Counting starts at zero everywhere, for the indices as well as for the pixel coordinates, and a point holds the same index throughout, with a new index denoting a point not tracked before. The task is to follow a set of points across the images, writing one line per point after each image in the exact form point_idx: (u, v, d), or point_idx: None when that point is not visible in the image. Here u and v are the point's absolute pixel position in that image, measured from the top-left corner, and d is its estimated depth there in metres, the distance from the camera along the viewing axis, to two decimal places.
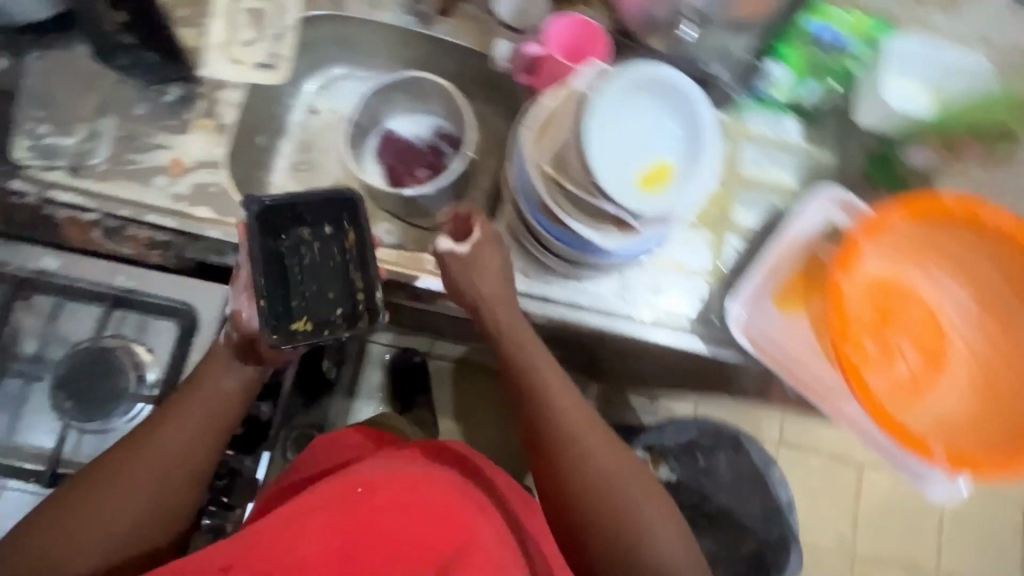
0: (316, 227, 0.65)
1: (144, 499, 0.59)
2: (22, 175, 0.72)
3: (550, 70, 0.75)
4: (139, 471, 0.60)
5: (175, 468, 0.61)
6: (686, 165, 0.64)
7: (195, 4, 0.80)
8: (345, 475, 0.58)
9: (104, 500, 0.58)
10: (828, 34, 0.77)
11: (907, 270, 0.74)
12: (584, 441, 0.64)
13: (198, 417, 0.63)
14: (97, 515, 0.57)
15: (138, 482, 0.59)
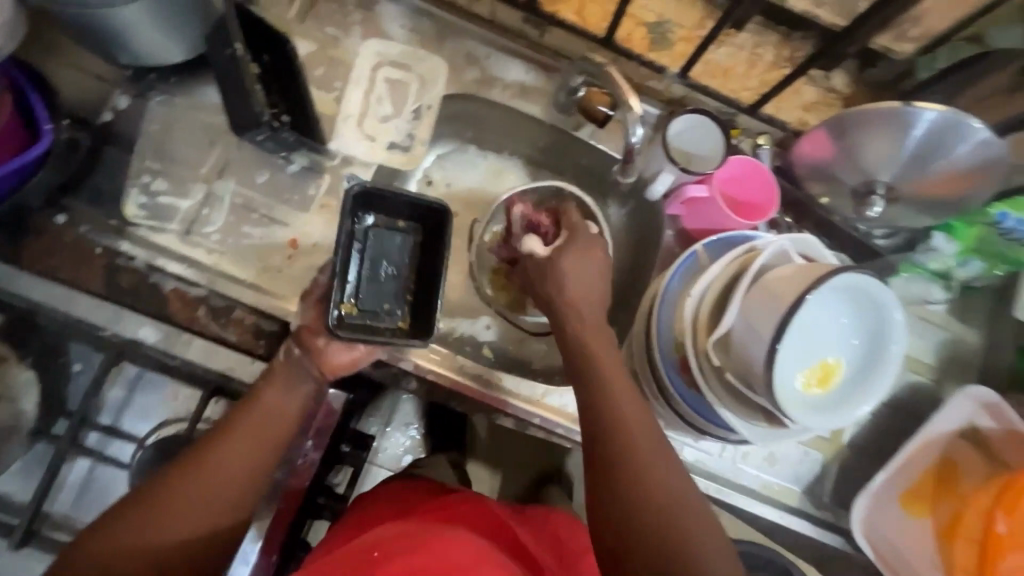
0: (389, 219, 0.62)
1: (223, 498, 0.52)
2: (131, 236, 0.67)
3: (706, 211, 0.70)
4: (228, 458, 0.53)
5: (258, 464, 0.54)
6: (860, 370, 0.58)
7: (334, 72, 0.74)
8: (364, 538, 0.48)
9: (177, 508, 0.50)
10: (1014, 225, 0.69)
11: None
12: (673, 490, 0.50)
13: (287, 410, 0.57)
14: (168, 527, 0.49)
15: (216, 477, 0.52)
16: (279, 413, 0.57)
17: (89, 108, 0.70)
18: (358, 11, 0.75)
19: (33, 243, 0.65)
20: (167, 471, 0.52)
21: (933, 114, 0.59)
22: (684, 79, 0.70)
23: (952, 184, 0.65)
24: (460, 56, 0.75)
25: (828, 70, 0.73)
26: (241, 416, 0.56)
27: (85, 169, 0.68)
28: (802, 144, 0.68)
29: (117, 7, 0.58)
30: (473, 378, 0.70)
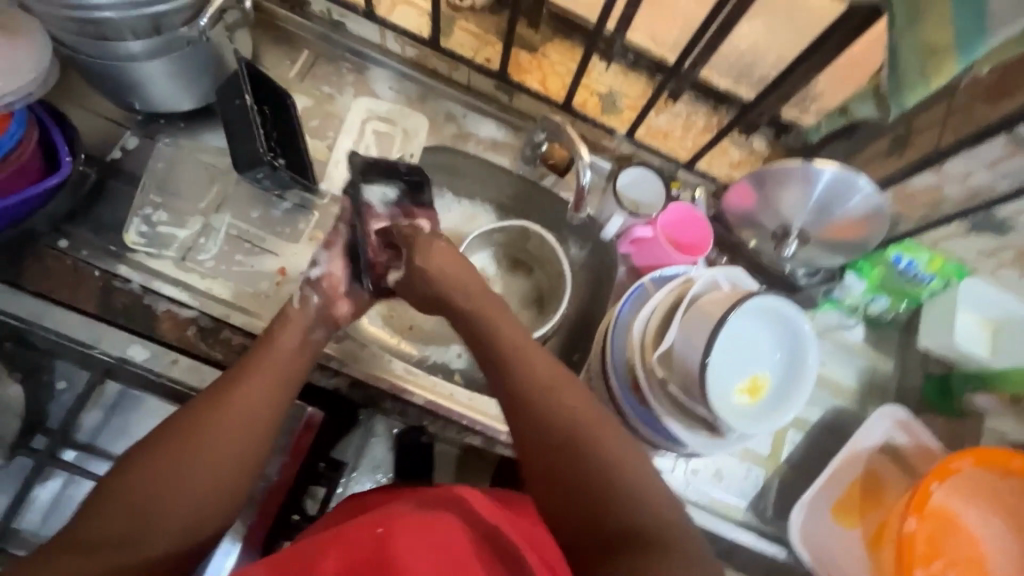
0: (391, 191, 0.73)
1: (247, 437, 0.54)
2: (129, 261, 0.73)
3: (652, 250, 0.80)
4: (251, 398, 0.55)
5: (277, 403, 0.57)
6: (784, 380, 0.67)
7: (329, 124, 0.84)
8: (370, 515, 0.52)
9: (203, 449, 0.51)
10: (908, 266, 0.81)
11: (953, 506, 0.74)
12: (610, 453, 0.51)
13: (297, 354, 0.61)
14: (197, 467, 0.51)
15: (240, 417, 0.54)
16: (290, 356, 0.61)
17: (99, 145, 0.77)
18: (351, 73, 0.86)
19: (32, 266, 0.70)
20: (188, 418, 0.53)
21: (828, 171, 0.71)
22: (631, 138, 0.84)
23: (850, 229, 0.77)
24: (440, 114, 0.87)
25: (749, 135, 0.85)
26: (255, 359, 0.58)
27: (90, 199, 0.74)
28: (731, 196, 0.81)
29: (142, 62, 0.67)
30: (448, 397, 0.77)
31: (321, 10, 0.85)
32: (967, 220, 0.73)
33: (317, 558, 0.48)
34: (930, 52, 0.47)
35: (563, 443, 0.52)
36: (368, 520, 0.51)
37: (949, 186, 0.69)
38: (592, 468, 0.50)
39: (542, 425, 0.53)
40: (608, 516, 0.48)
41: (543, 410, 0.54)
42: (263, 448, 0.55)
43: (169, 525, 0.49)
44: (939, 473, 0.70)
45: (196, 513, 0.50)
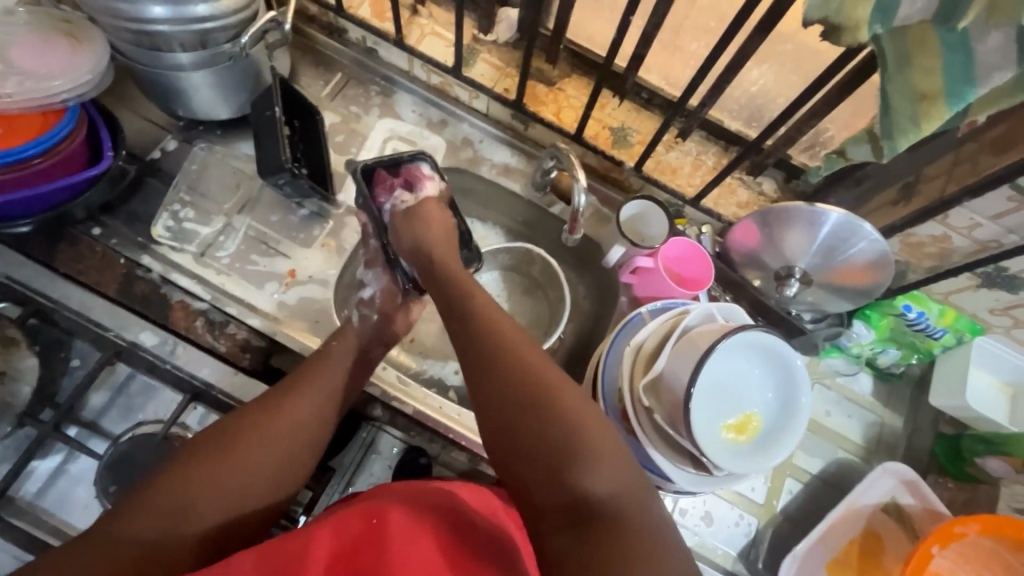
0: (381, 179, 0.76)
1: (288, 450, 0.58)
2: (153, 252, 0.78)
3: (652, 282, 0.80)
4: (298, 412, 0.60)
5: (320, 417, 0.62)
6: (775, 422, 0.66)
7: (351, 140, 0.89)
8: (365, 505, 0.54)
9: (242, 457, 0.56)
10: (918, 318, 0.78)
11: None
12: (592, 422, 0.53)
13: (341, 371, 0.67)
14: (231, 470, 0.55)
15: (285, 430, 0.59)
16: (337, 376, 0.66)
17: (141, 145, 0.83)
18: (379, 96, 0.92)
19: (65, 249, 0.75)
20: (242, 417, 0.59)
21: (835, 214, 0.71)
22: (639, 172, 0.86)
23: (857, 275, 0.77)
24: (458, 138, 0.91)
25: (758, 177, 0.85)
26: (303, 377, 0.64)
27: (125, 192, 0.79)
28: (735, 234, 0.81)
29: (187, 71, 0.74)
30: (436, 409, 0.78)
31: (357, 37, 0.91)
32: (977, 273, 0.71)
33: (310, 537, 0.50)
34: (921, 98, 0.48)
35: (532, 415, 0.53)
36: (365, 505, 0.53)
37: (955, 236, 0.69)
38: (566, 436, 0.51)
39: (519, 399, 0.54)
40: (580, 483, 0.49)
41: (517, 386, 0.54)
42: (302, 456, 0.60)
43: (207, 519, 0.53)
44: (941, 535, 0.67)
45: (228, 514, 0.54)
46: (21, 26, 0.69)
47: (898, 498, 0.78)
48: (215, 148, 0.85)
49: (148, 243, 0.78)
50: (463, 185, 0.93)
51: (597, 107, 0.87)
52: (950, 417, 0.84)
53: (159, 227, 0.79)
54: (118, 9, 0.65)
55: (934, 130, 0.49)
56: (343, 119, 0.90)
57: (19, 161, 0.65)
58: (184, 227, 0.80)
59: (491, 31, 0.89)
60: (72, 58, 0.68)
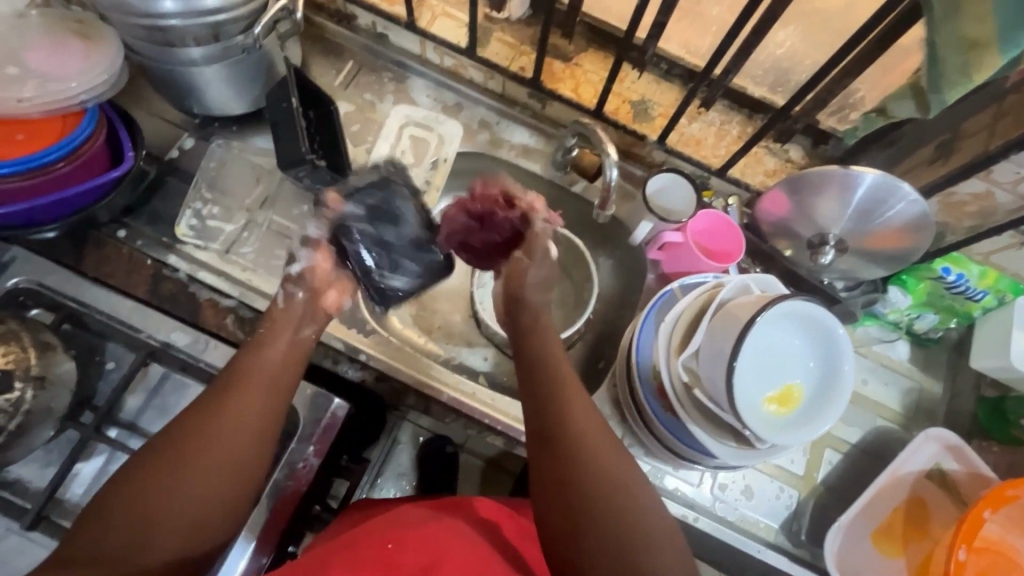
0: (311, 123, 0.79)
1: (236, 461, 0.54)
2: (178, 251, 0.78)
3: (681, 256, 0.79)
4: (237, 414, 0.55)
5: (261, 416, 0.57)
6: (819, 391, 0.64)
7: (367, 127, 0.88)
8: (375, 532, 0.59)
9: (190, 461, 0.52)
10: (957, 280, 0.77)
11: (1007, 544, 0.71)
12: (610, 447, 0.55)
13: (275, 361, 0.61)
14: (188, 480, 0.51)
15: (231, 430, 0.54)
16: (271, 367, 0.61)
17: (159, 145, 0.83)
18: (392, 82, 0.90)
19: (91, 254, 0.76)
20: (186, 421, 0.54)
21: (870, 176, 0.69)
22: (662, 145, 0.84)
23: (894, 239, 0.75)
24: (474, 121, 0.90)
25: (785, 144, 0.83)
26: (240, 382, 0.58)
27: (147, 194, 0.79)
28: (763, 204, 0.79)
29: (200, 67, 0.73)
30: (469, 394, 0.78)
31: (367, 23, 0.89)
32: (1021, 230, 0.68)
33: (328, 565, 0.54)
34: (972, 46, 0.45)
35: (573, 467, 0.53)
36: (377, 533, 0.58)
37: (998, 192, 0.66)
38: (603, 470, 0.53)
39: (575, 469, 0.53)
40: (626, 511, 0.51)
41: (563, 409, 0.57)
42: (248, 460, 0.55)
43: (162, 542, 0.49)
44: (993, 499, 0.65)
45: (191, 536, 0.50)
46: (34, 28, 0.68)
47: (943, 467, 0.76)
48: (230, 143, 0.84)
49: (174, 244, 0.78)
50: (482, 168, 0.91)
51: (616, 81, 0.85)
52: (992, 380, 0.82)
53: (180, 225, 0.79)
54: (130, 6, 0.64)
55: (987, 81, 0.47)
56: (358, 108, 0.88)
57: (43, 166, 0.65)
58: (207, 224, 0.80)
59: (503, 8, 0.86)
60: (86, 60, 0.67)
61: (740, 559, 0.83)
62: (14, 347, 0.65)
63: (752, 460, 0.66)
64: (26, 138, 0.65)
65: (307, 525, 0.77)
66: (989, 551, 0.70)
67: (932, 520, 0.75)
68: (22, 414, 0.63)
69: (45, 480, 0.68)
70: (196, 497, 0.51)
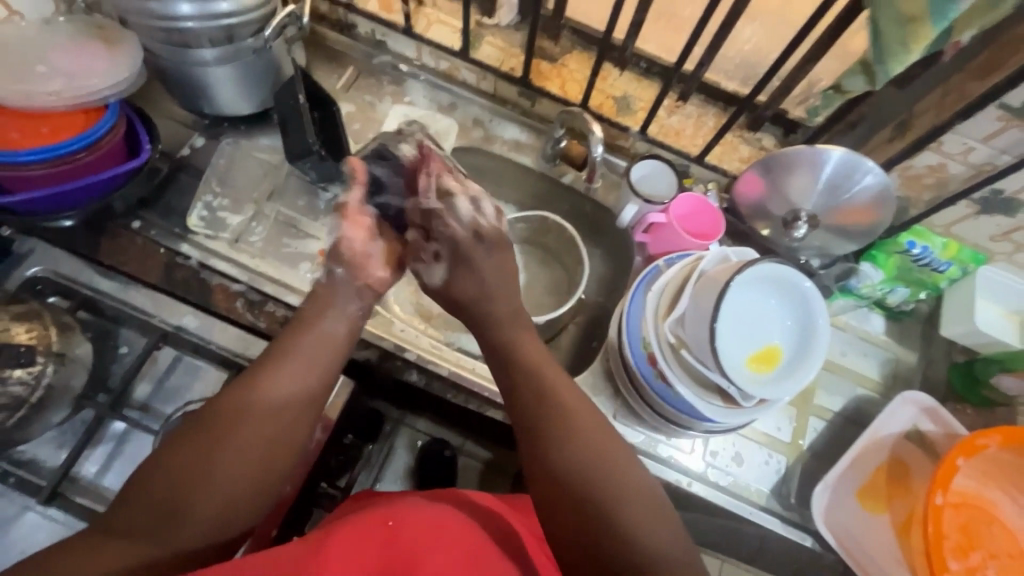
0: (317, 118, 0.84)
1: (277, 434, 0.55)
2: (191, 241, 0.82)
3: (666, 236, 0.84)
4: (281, 392, 0.57)
5: (304, 396, 0.58)
6: (797, 350, 0.69)
7: (368, 126, 0.94)
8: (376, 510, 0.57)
9: (235, 437, 0.53)
10: (922, 253, 0.82)
11: (980, 496, 0.75)
12: (581, 420, 0.57)
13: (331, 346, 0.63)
14: (230, 456, 0.52)
15: (271, 411, 0.56)
16: (317, 351, 0.62)
17: (170, 144, 0.88)
18: (391, 85, 0.96)
19: (106, 244, 0.80)
20: (235, 390, 0.56)
21: (835, 154, 0.75)
22: (644, 137, 0.90)
23: (861, 214, 0.80)
24: (468, 119, 0.96)
25: (758, 133, 0.90)
26: (286, 357, 0.60)
27: (159, 189, 0.84)
28: (739, 186, 0.85)
29: (212, 67, 0.79)
30: (471, 370, 0.82)
31: (367, 31, 0.96)
32: (976, 199, 0.74)
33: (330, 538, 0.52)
34: (908, 20, 0.51)
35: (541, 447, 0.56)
36: (377, 510, 0.57)
37: (951, 164, 0.71)
38: (581, 453, 0.54)
39: (538, 440, 0.56)
40: (593, 503, 0.51)
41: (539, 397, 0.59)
42: (293, 442, 0.56)
43: (203, 511, 0.50)
44: (965, 449, 0.69)
45: (229, 510, 0.52)
46: (59, 32, 0.73)
47: (919, 428, 0.80)
48: (239, 142, 0.89)
49: (186, 234, 0.82)
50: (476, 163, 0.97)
51: (600, 79, 0.92)
52: (962, 347, 0.87)
53: (191, 217, 0.83)
54: (150, 9, 0.70)
55: (924, 51, 0.53)
56: (359, 109, 0.94)
57: (66, 155, 0.69)
58: (216, 216, 0.84)
59: (493, 15, 0.94)
60: (108, 59, 0.72)
61: (736, 528, 0.85)
62: (36, 325, 0.68)
63: (745, 418, 0.71)
64: (51, 132, 0.70)
65: (313, 503, 0.78)
66: (969, 506, 0.75)
67: (912, 477, 0.79)
68: (42, 388, 0.66)
69: (59, 460, 0.70)
70: (241, 472, 0.52)
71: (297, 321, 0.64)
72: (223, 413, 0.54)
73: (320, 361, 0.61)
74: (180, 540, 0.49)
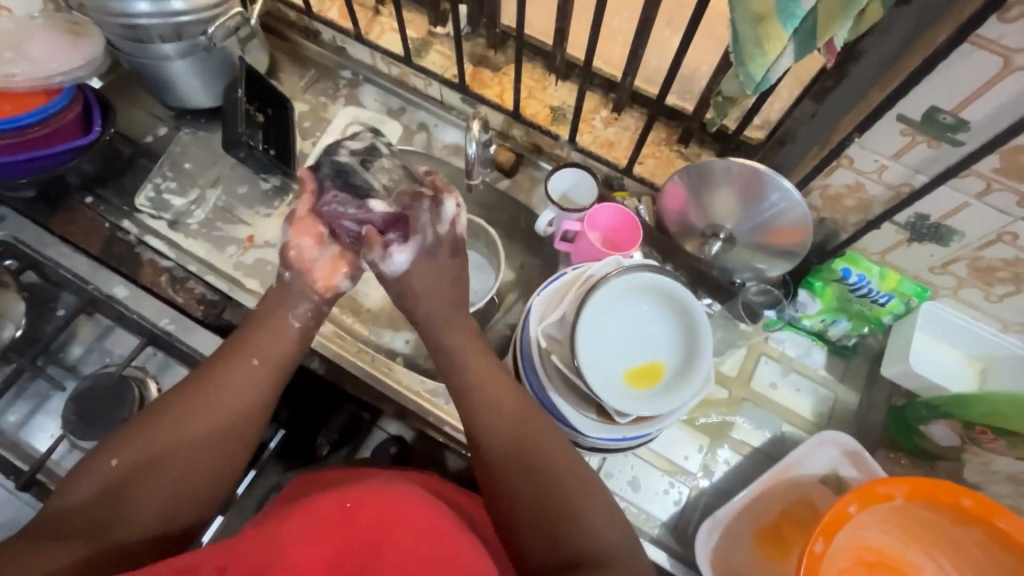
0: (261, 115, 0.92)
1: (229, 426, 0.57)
2: (133, 218, 0.90)
3: (584, 248, 0.80)
4: (237, 383, 0.58)
5: (264, 390, 0.60)
6: (680, 367, 0.66)
7: (318, 124, 0.99)
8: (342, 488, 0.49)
9: (187, 428, 0.55)
10: (859, 281, 0.75)
11: (891, 556, 0.66)
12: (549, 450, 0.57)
13: (284, 345, 0.63)
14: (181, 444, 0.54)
15: (226, 402, 0.57)
16: (275, 343, 0.63)
17: (137, 131, 0.96)
18: (346, 88, 1.01)
19: (62, 216, 0.88)
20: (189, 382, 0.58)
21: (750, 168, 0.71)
22: (575, 147, 0.90)
23: (786, 235, 0.75)
24: (414, 123, 0.98)
25: (695, 148, 0.87)
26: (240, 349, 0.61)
27: (118, 170, 0.92)
28: (664, 199, 0.81)
29: (172, 61, 0.86)
30: (370, 363, 0.83)
31: (329, 38, 1.01)
32: (902, 224, 0.68)
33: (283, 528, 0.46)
34: (760, 19, 0.49)
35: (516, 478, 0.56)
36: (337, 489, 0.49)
37: (868, 183, 0.66)
38: (553, 480, 0.55)
39: (507, 471, 0.57)
40: (574, 526, 0.53)
41: (511, 430, 0.58)
42: (247, 436, 0.58)
43: (151, 500, 0.52)
44: (863, 495, 0.61)
45: (177, 498, 0.53)
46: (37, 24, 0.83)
47: (837, 472, 0.73)
48: (196, 132, 0.96)
49: (132, 212, 0.90)
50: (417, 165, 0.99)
51: (538, 88, 0.92)
52: (904, 391, 0.80)
53: (140, 197, 0.90)
54: (110, 8, 0.78)
55: (784, 50, 0.50)
56: (313, 109, 1.00)
57: (20, 129, 0.77)
58: (162, 198, 0.91)
59: (443, 25, 0.97)
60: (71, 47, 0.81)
61: None
62: None
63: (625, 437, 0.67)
64: (14, 109, 0.78)
65: None
66: (884, 566, 0.66)
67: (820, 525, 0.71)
68: None
69: None
70: (188, 462, 0.54)
71: (256, 318, 0.65)
72: (175, 402, 0.56)
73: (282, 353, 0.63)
74: (123, 526, 0.51)
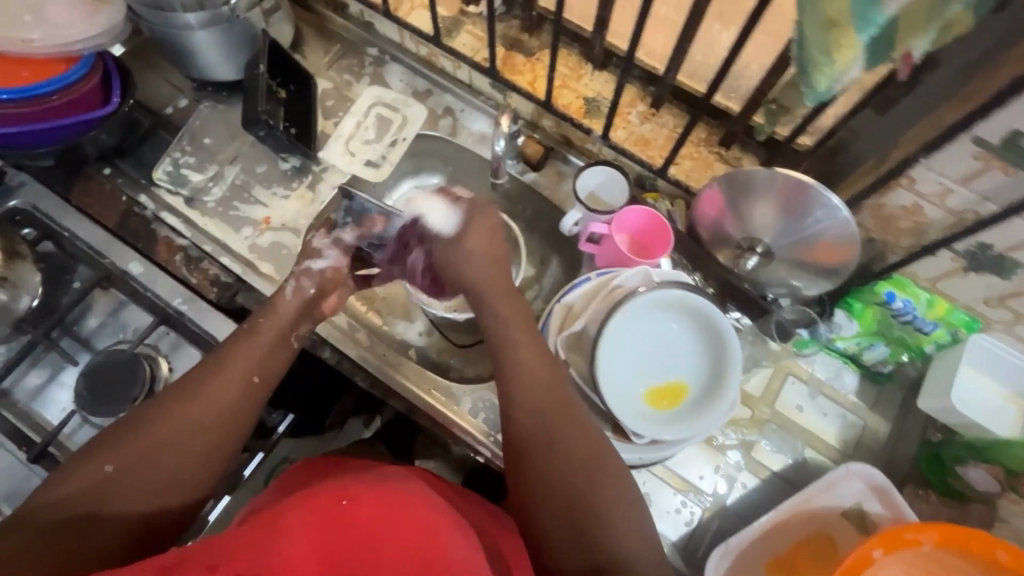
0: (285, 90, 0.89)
1: (216, 428, 0.56)
2: (151, 193, 0.88)
3: (612, 250, 0.76)
4: (227, 386, 0.58)
5: (250, 391, 0.60)
6: (704, 389, 0.63)
7: (340, 103, 0.95)
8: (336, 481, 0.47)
9: (174, 431, 0.55)
10: (903, 307, 0.70)
11: None
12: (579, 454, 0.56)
13: (274, 352, 0.63)
14: (168, 446, 0.54)
15: (214, 407, 0.57)
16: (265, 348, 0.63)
17: (156, 101, 0.93)
18: (371, 66, 0.97)
19: (80, 186, 0.87)
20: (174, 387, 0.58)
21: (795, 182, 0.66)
22: (607, 142, 0.84)
23: (829, 252, 0.70)
24: (440, 107, 0.94)
25: (736, 151, 0.81)
26: (227, 355, 0.61)
27: (136, 141, 0.90)
28: (700, 204, 0.76)
29: (195, 31, 0.82)
30: (380, 357, 0.81)
31: (356, 11, 0.96)
32: (960, 252, 0.63)
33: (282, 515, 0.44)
34: (832, 24, 0.44)
35: (542, 479, 0.55)
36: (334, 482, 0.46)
37: (927, 206, 0.61)
38: (582, 484, 0.54)
39: (535, 472, 0.56)
40: (600, 534, 0.52)
41: (537, 431, 0.57)
42: (234, 438, 0.58)
43: (132, 501, 0.51)
44: (887, 539, 0.59)
45: (164, 500, 0.53)
46: None
47: (862, 507, 0.69)
48: (216, 106, 0.93)
49: (149, 186, 0.88)
50: (440, 151, 0.95)
51: (572, 78, 0.87)
52: (941, 424, 0.75)
53: (157, 171, 0.89)
54: None
55: (854, 59, 0.45)
56: (336, 86, 0.96)
57: (37, 97, 0.75)
58: (180, 173, 0.89)
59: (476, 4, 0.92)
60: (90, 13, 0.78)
61: None
62: None
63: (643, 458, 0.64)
64: (32, 76, 0.76)
65: None
66: None
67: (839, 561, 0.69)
68: None
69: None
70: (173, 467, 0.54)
71: (246, 325, 0.64)
72: (160, 406, 0.56)
73: (269, 355, 0.63)
74: (102, 529, 0.50)
